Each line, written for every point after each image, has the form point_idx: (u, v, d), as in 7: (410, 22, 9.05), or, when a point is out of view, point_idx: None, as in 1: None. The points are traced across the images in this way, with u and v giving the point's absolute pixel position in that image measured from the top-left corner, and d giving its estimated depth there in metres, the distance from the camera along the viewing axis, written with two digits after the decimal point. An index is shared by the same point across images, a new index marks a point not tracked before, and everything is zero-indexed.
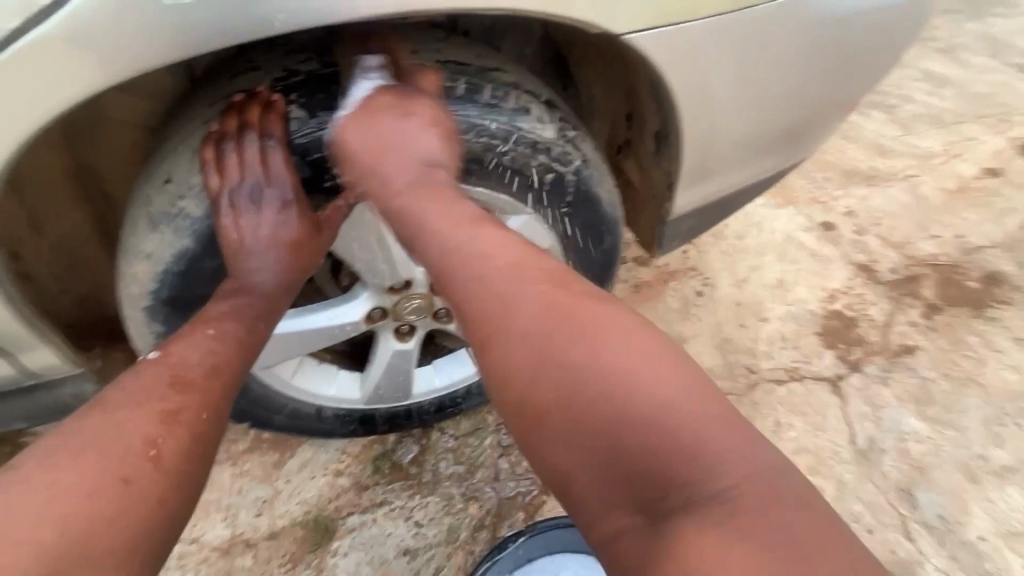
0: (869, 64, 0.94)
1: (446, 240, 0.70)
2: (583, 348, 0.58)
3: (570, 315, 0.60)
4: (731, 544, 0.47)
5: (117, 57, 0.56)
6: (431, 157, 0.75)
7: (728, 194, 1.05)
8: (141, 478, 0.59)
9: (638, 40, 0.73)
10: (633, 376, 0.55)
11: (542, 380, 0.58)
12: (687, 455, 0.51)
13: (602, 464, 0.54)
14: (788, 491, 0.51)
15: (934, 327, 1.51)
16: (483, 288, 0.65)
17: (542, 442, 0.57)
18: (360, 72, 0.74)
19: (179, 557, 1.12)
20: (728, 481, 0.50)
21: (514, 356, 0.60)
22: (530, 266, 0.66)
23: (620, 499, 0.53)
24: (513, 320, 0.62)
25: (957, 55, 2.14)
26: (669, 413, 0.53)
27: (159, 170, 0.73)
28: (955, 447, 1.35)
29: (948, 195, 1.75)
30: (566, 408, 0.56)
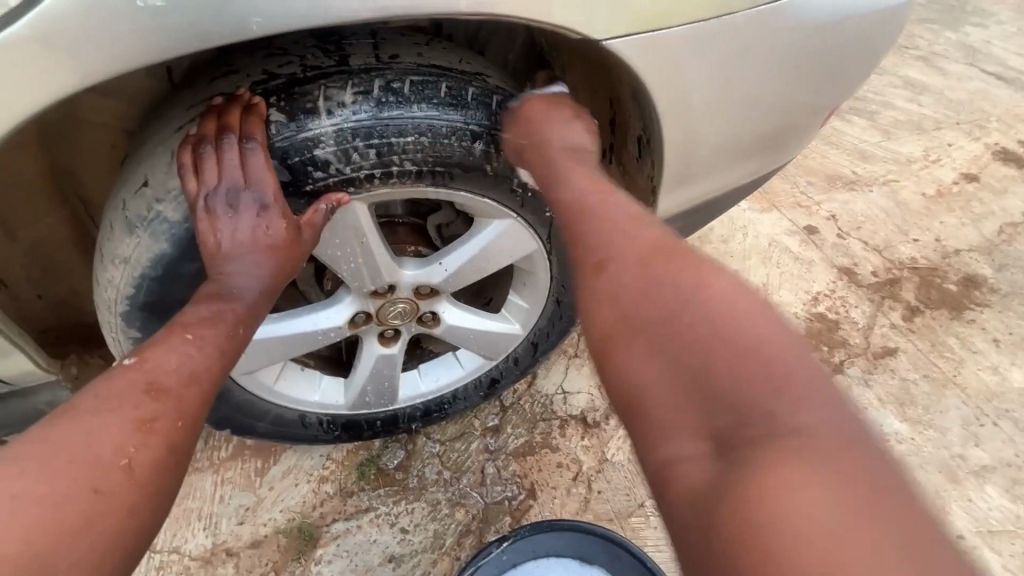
0: (847, 70, 0.96)
1: (582, 196, 0.73)
2: (689, 278, 0.58)
3: (676, 256, 0.61)
4: (811, 478, 0.42)
5: (89, 60, 0.55)
6: (583, 147, 0.82)
7: (712, 198, 1.06)
8: (112, 490, 0.58)
9: (617, 46, 0.73)
10: (733, 312, 0.53)
11: (639, 301, 0.58)
12: (778, 387, 0.48)
13: (680, 386, 0.51)
14: (880, 460, 0.44)
15: (914, 329, 1.53)
16: (584, 230, 0.69)
17: (621, 358, 0.57)
18: (552, 82, 0.88)
19: (159, 567, 1.10)
20: (809, 419, 0.46)
21: (615, 280, 0.61)
22: (642, 220, 0.67)
23: (688, 425, 0.50)
24: (620, 250, 0.64)
25: (935, 63, 2.18)
26: (768, 352, 0.50)
27: (139, 174, 0.73)
28: (935, 447, 1.37)
29: (927, 200, 1.78)
30: (658, 326, 0.56)
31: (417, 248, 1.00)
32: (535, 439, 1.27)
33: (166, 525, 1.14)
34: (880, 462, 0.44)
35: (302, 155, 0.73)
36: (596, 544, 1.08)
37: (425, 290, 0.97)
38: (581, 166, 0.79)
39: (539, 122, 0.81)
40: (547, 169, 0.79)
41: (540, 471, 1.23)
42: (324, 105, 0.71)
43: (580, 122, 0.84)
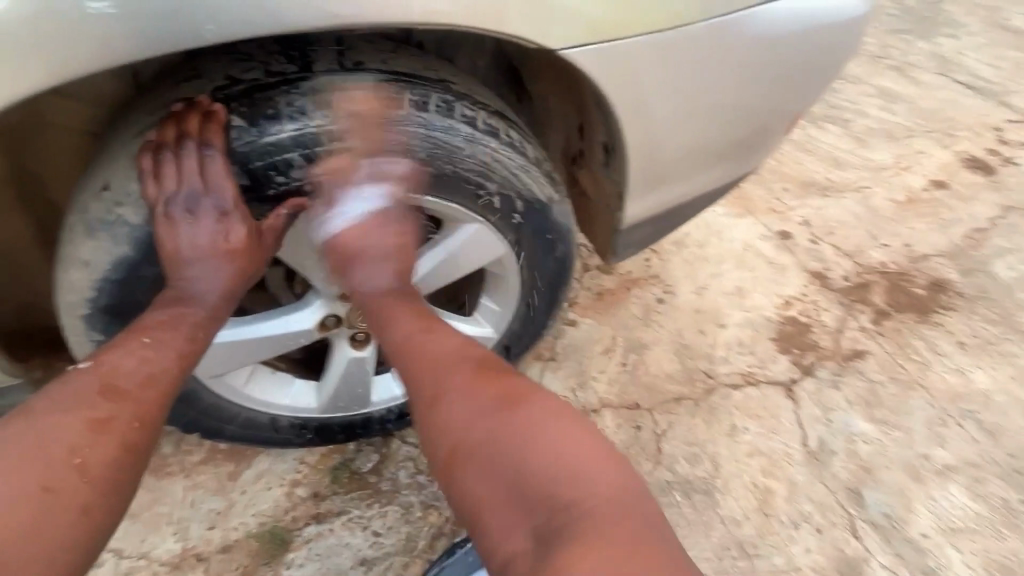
0: (806, 79, 0.98)
1: (421, 330, 0.82)
2: (496, 408, 0.73)
3: (496, 384, 0.76)
4: (603, 545, 0.59)
5: (40, 66, 0.56)
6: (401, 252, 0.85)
7: (680, 203, 1.08)
8: (64, 489, 0.61)
9: (576, 55, 0.75)
10: (542, 432, 0.70)
11: (474, 433, 0.72)
12: (562, 484, 0.65)
13: (500, 495, 0.68)
14: (637, 514, 0.64)
15: (882, 332, 1.57)
16: (425, 367, 0.79)
17: (461, 477, 0.71)
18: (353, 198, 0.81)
19: (126, 572, 1.09)
20: (594, 502, 0.64)
21: (455, 411, 0.74)
22: (468, 354, 0.80)
23: (509, 528, 0.66)
24: (445, 383, 0.77)
25: (908, 73, 2.24)
26: (563, 460, 0.67)
27: (97, 176, 0.73)
28: (900, 447, 1.40)
29: (897, 206, 1.83)
30: (479, 450, 0.71)
31: None
32: None
33: (135, 530, 1.13)
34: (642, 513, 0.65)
35: (265, 160, 0.73)
36: None
37: None
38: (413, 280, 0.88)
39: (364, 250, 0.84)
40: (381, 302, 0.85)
41: None
42: (288, 111, 0.72)
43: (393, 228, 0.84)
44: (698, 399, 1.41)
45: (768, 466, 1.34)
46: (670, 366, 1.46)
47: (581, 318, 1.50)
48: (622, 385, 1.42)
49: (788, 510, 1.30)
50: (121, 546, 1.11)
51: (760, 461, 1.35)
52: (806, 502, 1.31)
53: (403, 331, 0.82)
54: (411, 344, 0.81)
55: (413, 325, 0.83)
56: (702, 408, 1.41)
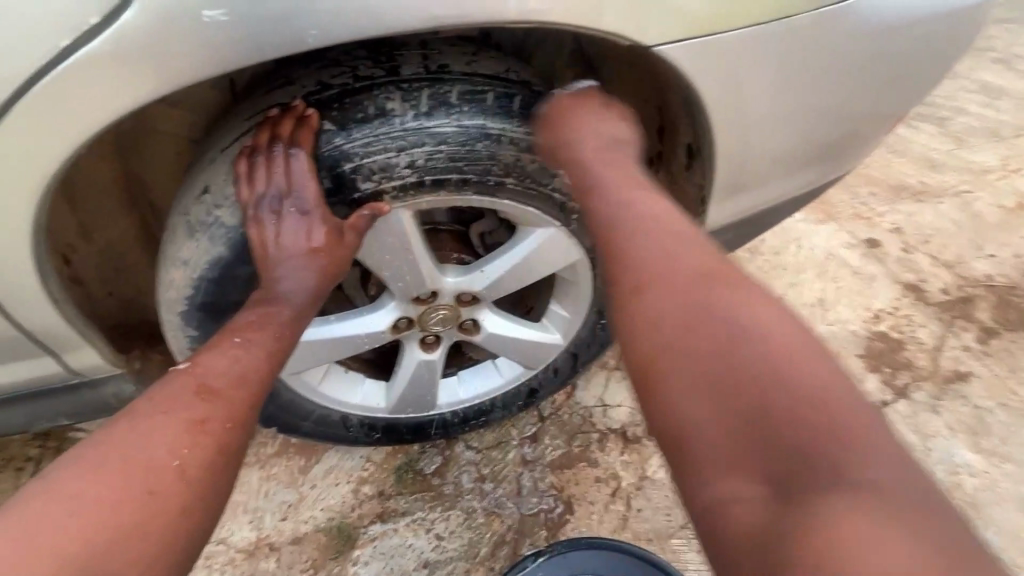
0: (916, 74, 0.90)
1: (621, 212, 0.72)
2: (734, 320, 0.58)
3: (731, 294, 0.61)
4: (880, 525, 0.43)
5: (158, 75, 0.58)
6: (616, 140, 0.81)
7: (767, 207, 1.01)
8: (166, 489, 0.60)
9: (669, 51, 0.71)
10: (807, 365, 0.54)
11: (701, 342, 0.58)
12: (836, 437, 0.48)
13: (733, 424, 0.52)
14: (934, 506, 0.45)
15: (990, 352, 1.41)
16: (638, 258, 0.66)
17: (669, 387, 0.57)
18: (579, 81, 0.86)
19: (206, 557, 1.14)
20: (869, 467, 0.47)
21: (667, 316, 0.61)
22: (691, 251, 0.66)
23: (741, 461, 0.51)
24: (674, 285, 0.63)
25: (1015, 65, 2.03)
26: (823, 398, 0.51)
27: (199, 181, 0.77)
28: (1012, 483, 1.25)
29: (1005, 213, 1.65)
30: (713, 366, 0.56)
31: (460, 255, 1.00)
32: (574, 451, 1.26)
33: None
34: (942, 521, 0.44)
35: (350, 163, 0.75)
36: (636, 567, 1.06)
37: (466, 297, 0.97)
38: (625, 161, 0.80)
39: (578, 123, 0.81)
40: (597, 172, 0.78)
41: (577, 485, 1.22)
42: (373, 115, 0.73)
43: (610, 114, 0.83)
44: None
45: None
46: None
47: None
48: None
49: None
50: None
51: None
52: None
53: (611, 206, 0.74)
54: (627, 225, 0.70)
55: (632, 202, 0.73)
56: None
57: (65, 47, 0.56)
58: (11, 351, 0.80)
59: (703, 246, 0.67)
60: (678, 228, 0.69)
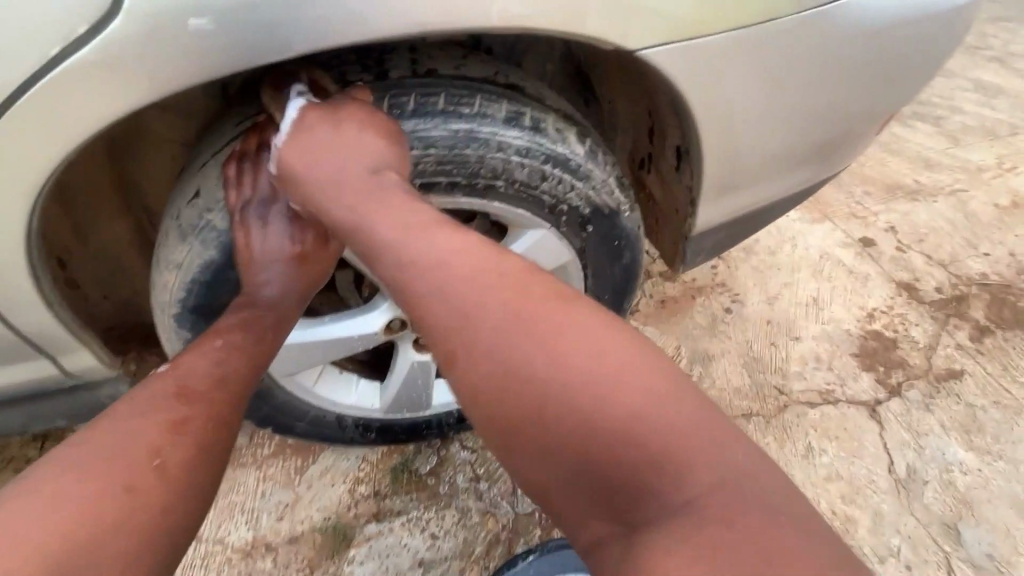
0: (903, 75, 0.91)
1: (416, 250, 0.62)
2: (544, 355, 0.53)
3: (538, 318, 0.56)
4: (711, 545, 0.43)
5: (146, 84, 0.60)
6: (376, 160, 0.70)
7: (757, 208, 1.02)
8: (146, 487, 0.61)
9: (654, 55, 0.72)
10: (620, 384, 0.51)
11: (518, 394, 0.53)
12: (661, 461, 0.48)
13: (576, 474, 0.50)
14: (758, 494, 0.46)
15: (983, 350, 1.42)
16: (448, 306, 0.58)
17: (513, 449, 0.54)
18: (287, 97, 0.72)
19: (203, 556, 1.15)
20: (697, 482, 0.47)
21: (479, 371, 0.55)
22: (492, 274, 0.59)
23: (594, 507, 0.50)
24: (476, 335, 0.56)
25: (1010, 64, 2.04)
26: (643, 418, 0.49)
27: (191, 185, 0.78)
28: (1005, 480, 1.26)
29: (1000, 211, 1.66)
30: (538, 419, 0.52)
31: None
32: None
33: (211, 516, 1.19)
34: (780, 495, 0.47)
35: None
36: None
37: None
38: (392, 187, 0.69)
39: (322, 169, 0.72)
40: (378, 212, 0.67)
41: None
42: None
43: (350, 129, 0.70)
44: (770, 416, 1.33)
45: (849, 493, 1.24)
46: (738, 380, 1.38)
47: (642, 327, 1.45)
48: None
49: (872, 543, 1.19)
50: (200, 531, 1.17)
51: (840, 487, 1.25)
52: (893, 535, 1.20)
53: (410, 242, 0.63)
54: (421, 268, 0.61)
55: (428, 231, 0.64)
56: (774, 426, 1.32)
57: (52, 57, 0.57)
58: (8, 353, 0.81)
59: (510, 260, 0.62)
60: (476, 249, 0.62)
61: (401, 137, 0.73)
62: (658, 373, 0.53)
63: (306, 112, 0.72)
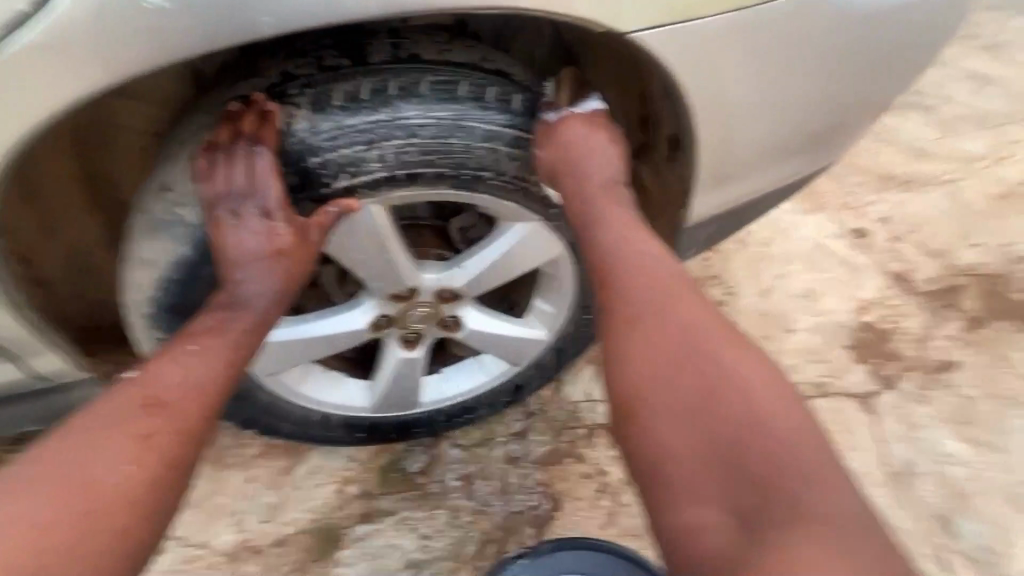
0: (901, 62, 0.88)
1: (614, 251, 0.77)
2: (716, 368, 0.67)
3: (722, 347, 0.69)
4: (826, 554, 0.53)
5: (96, 70, 0.56)
6: (608, 169, 0.84)
7: (752, 199, 1.00)
8: (104, 511, 0.59)
9: (645, 39, 0.69)
10: (773, 413, 0.63)
11: (682, 383, 0.67)
12: (797, 481, 0.58)
13: (710, 461, 0.62)
14: (875, 546, 0.55)
15: (976, 341, 1.41)
16: (628, 299, 0.73)
17: (651, 422, 0.66)
18: (586, 98, 0.86)
19: (187, 561, 1.12)
20: (822, 510, 0.56)
21: (646, 357, 0.69)
22: (677, 297, 0.73)
23: (715, 494, 0.61)
24: (656, 329, 0.71)
25: (1002, 52, 2.03)
26: (788, 448, 0.60)
27: (157, 179, 0.74)
28: (998, 471, 1.26)
29: (993, 201, 1.65)
30: (691, 410, 0.65)
31: (440, 251, 0.98)
32: (561, 447, 1.24)
33: (195, 520, 1.16)
34: (885, 553, 0.55)
35: (317, 157, 0.72)
36: (621, 565, 1.05)
37: (447, 293, 0.95)
38: (624, 199, 0.84)
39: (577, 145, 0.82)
40: (590, 206, 0.82)
41: (565, 482, 1.21)
42: (343, 105, 0.71)
43: (599, 139, 0.84)
44: None
45: None
46: None
47: None
48: None
49: None
50: (183, 534, 1.14)
51: None
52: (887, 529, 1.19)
53: (605, 249, 0.78)
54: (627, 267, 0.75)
55: (632, 243, 0.78)
56: None
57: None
58: None
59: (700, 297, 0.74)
60: (674, 277, 0.75)
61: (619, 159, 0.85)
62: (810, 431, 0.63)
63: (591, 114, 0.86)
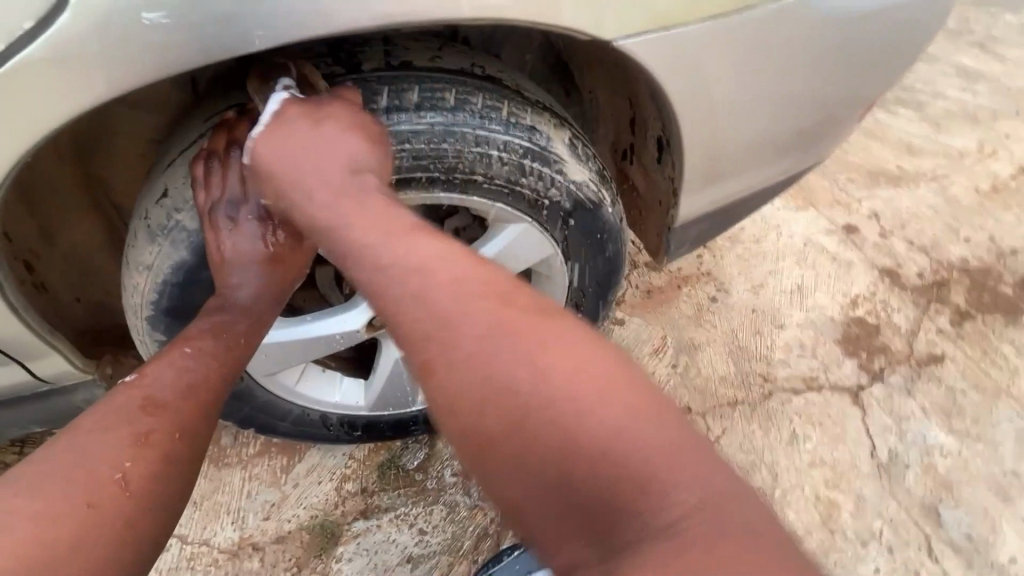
0: (882, 63, 0.90)
1: (401, 256, 0.58)
2: (525, 367, 0.50)
3: (526, 333, 0.53)
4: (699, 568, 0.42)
5: (98, 81, 0.57)
6: (358, 159, 0.68)
7: (740, 198, 1.02)
8: (107, 503, 0.61)
9: (630, 45, 0.71)
10: (597, 404, 0.48)
11: (498, 408, 0.50)
12: (650, 484, 0.46)
13: (552, 490, 0.48)
14: (745, 516, 0.45)
15: (963, 335, 1.44)
16: (428, 307, 0.55)
17: (491, 465, 0.50)
18: (275, 88, 0.70)
19: (189, 558, 1.14)
20: (682, 509, 0.45)
21: (457, 383, 0.52)
22: (468, 279, 0.56)
23: (575, 529, 0.47)
24: (451, 341, 0.53)
25: (991, 48, 2.05)
26: (624, 441, 0.47)
27: (158, 185, 0.76)
28: (983, 462, 1.28)
29: (981, 196, 1.67)
30: (515, 433, 0.49)
31: None
32: None
33: (197, 517, 1.18)
34: (770, 530, 0.45)
35: None
36: None
37: None
38: (375, 187, 0.67)
39: (293, 156, 0.68)
40: (360, 208, 0.65)
41: None
42: None
43: (336, 129, 0.68)
44: (755, 404, 1.34)
45: (832, 478, 1.26)
46: (724, 369, 1.39)
47: (629, 317, 1.45)
48: (672, 387, 1.36)
49: (855, 527, 1.21)
50: (185, 532, 1.16)
51: (823, 473, 1.27)
52: (875, 519, 1.22)
53: (385, 243, 0.60)
54: (410, 263, 0.58)
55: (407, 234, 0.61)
56: (759, 414, 1.33)
57: None
58: None
59: (490, 267, 0.59)
60: (465, 254, 0.59)
61: (384, 141, 0.71)
62: (641, 399, 0.50)
63: (288, 105, 0.68)
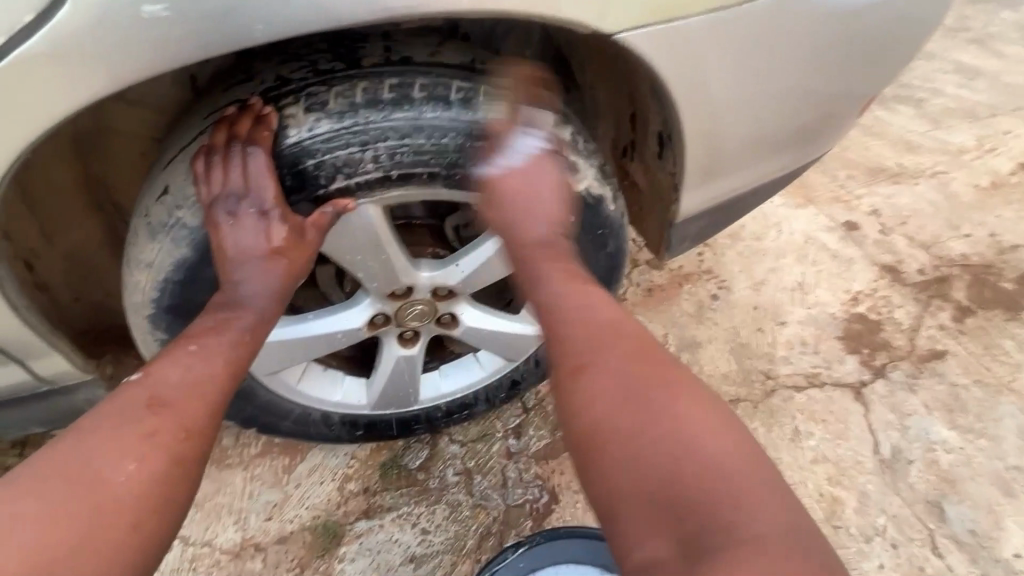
0: (882, 58, 0.90)
1: (562, 295, 0.75)
2: (652, 387, 0.64)
3: (657, 370, 0.66)
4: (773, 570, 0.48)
5: (99, 77, 0.57)
6: (551, 213, 0.84)
7: (741, 193, 1.02)
8: (112, 504, 0.61)
9: (630, 38, 0.71)
10: (708, 431, 0.60)
11: (621, 409, 0.63)
12: (741, 503, 0.54)
13: (652, 485, 0.57)
14: (824, 562, 0.51)
15: (965, 330, 1.44)
16: (585, 332, 0.71)
17: (601, 451, 0.62)
18: (527, 128, 0.81)
19: (192, 559, 1.13)
20: (768, 530, 0.52)
21: (594, 384, 0.66)
22: (620, 326, 0.71)
23: (662, 527, 0.55)
24: (599, 355, 0.68)
25: (989, 45, 2.05)
26: (722, 464, 0.57)
27: (159, 182, 0.75)
28: (987, 457, 1.28)
29: (981, 192, 1.67)
30: (631, 431, 0.61)
31: (435, 250, 1.00)
32: (557, 441, 1.26)
33: (198, 518, 1.17)
34: None
35: (314, 159, 0.74)
36: None
37: (442, 292, 0.96)
38: (563, 250, 0.83)
39: (513, 195, 0.83)
40: (539, 256, 0.81)
41: (563, 475, 1.23)
42: (337, 109, 0.72)
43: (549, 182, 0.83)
44: (757, 401, 1.33)
45: (835, 475, 1.26)
46: (726, 366, 1.38)
47: (630, 315, 1.45)
48: None
49: (858, 524, 1.21)
50: (186, 533, 1.15)
51: (826, 469, 1.26)
52: (878, 515, 1.22)
53: (558, 287, 0.77)
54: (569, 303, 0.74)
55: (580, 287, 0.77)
56: (762, 411, 1.33)
57: None
58: None
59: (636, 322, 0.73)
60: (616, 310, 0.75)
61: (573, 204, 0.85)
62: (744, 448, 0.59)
63: (540, 154, 0.83)
